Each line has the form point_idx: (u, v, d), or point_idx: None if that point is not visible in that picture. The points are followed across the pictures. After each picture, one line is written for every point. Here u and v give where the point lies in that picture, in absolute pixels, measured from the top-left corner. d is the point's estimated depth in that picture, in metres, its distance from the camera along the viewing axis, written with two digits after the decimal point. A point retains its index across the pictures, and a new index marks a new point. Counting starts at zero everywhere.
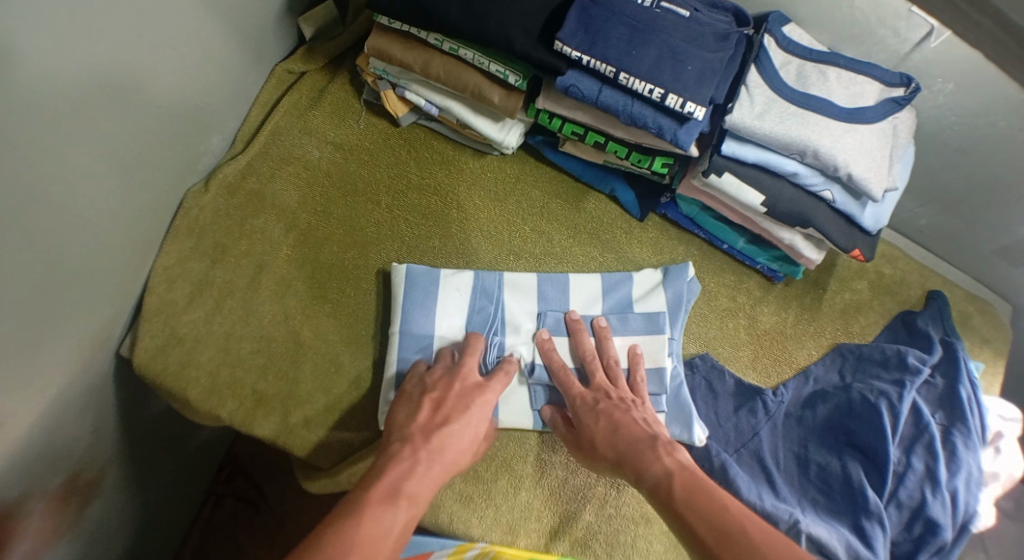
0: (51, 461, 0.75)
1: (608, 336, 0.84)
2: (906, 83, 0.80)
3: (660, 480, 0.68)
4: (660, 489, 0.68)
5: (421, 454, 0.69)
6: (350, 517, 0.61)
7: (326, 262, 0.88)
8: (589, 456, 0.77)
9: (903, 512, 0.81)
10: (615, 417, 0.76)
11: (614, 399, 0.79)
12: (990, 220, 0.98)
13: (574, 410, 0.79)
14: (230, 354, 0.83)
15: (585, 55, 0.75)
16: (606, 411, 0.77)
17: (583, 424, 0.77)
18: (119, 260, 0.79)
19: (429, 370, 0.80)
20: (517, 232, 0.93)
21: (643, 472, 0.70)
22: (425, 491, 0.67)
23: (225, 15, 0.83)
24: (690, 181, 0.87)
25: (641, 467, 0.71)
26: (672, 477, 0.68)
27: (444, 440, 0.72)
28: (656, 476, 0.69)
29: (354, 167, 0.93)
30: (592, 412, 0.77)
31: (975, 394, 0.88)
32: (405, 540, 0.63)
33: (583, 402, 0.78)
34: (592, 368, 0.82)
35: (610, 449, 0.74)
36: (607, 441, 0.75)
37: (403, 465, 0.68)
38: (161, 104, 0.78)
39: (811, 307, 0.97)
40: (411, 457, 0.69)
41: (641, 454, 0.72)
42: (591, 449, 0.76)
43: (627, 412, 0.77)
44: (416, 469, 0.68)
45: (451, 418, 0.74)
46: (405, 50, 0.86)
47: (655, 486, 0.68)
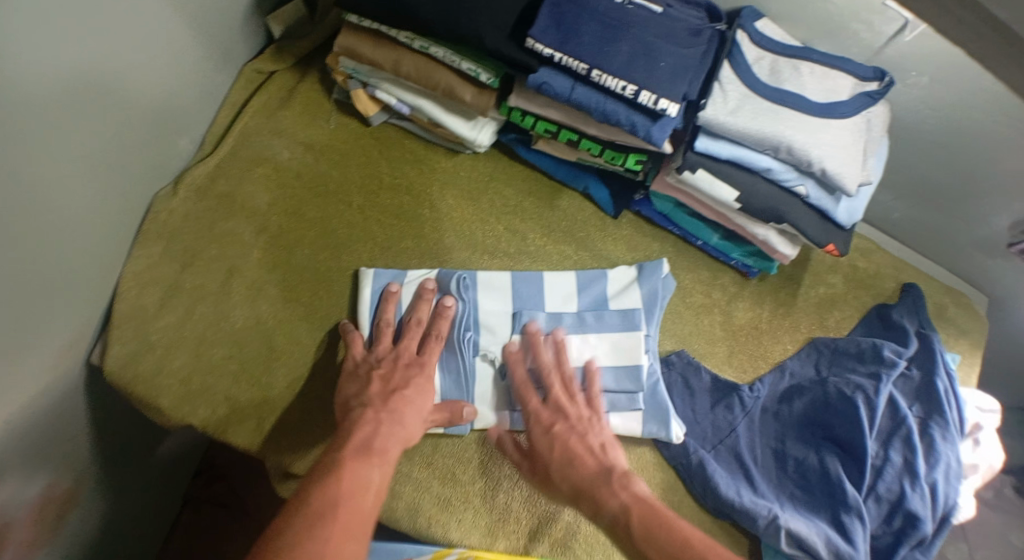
0: (23, 473, 0.74)
1: (565, 351, 0.82)
2: (880, 77, 0.81)
3: (618, 515, 0.72)
4: (618, 524, 0.71)
5: (382, 415, 0.75)
6: (328, 480, 0.67)
7: (299, 264, 0.88)
8: (543, 484, 0.78)
9: (882, 506, 0.81)
10: (570, 446, 0.78)
11: (571, 421, 0.80)
12: (966, 212, 0.98)
13: (533, 438, 0.79)
14: (202, 360, 0.82)
15: (558, 53, 0.75)
16: (560, 438, 0.78)
17: (540, 452, 0.78)
18: (87, 266, 0.78)
19: (372, 352, 0.81)
20: (492, 231, 0.92)
21: (600, 508, 0.73)
22: (394, 449, 0.73)
23: (191, 16, 0.82)
24: (664, 178, 0.87)
25: (596, 502, 0.74)
26: (631, 511, 0.71)
27: (399, 407, 0.76)
28: (614, 512, 0.72)
29: (325, 168, 0.92)
30: (546, 438, 0.79)
31: (952, 385, 0.88)
32: (383, 495, 0.70)
33: (539, 426, 0.79)
34: (551, 385, 0.81)
35: (566, 482, 0.77)
36: (563, 475, 0.77)
37: (372, 431, 0.74)
38: (128, 107, 0.77)
39: (786, 302, 0.96)
40: (380, 424, 0.74)
41: (598, 488, 0.74)
42: (546, 478, 0.78)
43: (582, 439, 0.78)
44: (386, 435, 0.74)
45: (402, 386, 0.78)
46: (376, 49, 0.85)
47: (612, 522, 0.72)
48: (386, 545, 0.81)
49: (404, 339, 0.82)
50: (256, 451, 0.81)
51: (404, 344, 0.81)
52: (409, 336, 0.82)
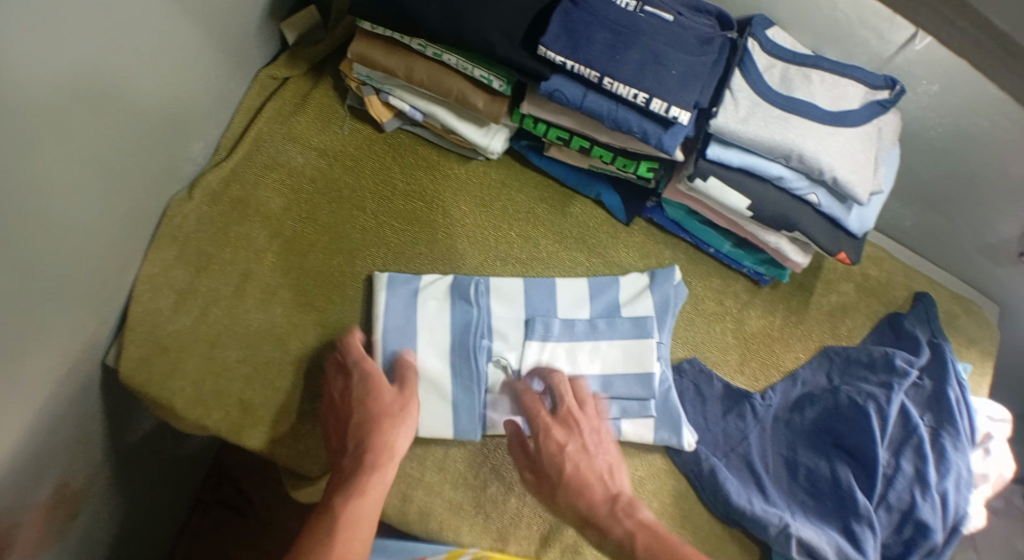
0: (36, 473, 0.74)
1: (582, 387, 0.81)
2: (890, 86, 0.81)
3: (624, 541, 0.68)
4: (624, 551, 0.68)
5: (350, 457, 0.74)
6: (308, 536, 0.68)
7: (312, 268, 0.88)
8: (548, 500, 0.75)
9: (893, 515, 0.80)
10: (575, 467, 0.74)
11: (583, 439, 0.76)
12: (976, 220, 0.98)
13: (540, 449, 0.76)
14: (215, 363, 0.82)
15: (569, 60, 0.75)
16: (573, 457, 0.75)
17: (547, 466, 0.75)
18: (101, 270, 0.78)
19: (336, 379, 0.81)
20: (503, 237, 0.93)
21: (604, 535, 0.70)
22: (374, 481, 0.72)
23: (205, 22, 0.83)
24: (675, 186, 0.87)
25: (598, 532, 0.70)
26: (634, 540, 0.68)
27: (362, 436, 0.75)
28: (617, 541, 0.69)
29: (338, 173, 0.93)
30: (559, 456, 0.75)
31: (963, 395, 0.88)
32: (370, 530, 0.70)
33: (551, 441, 0.76)
34: (564, 399, 0.79)
35: (572, 504, 0.73)
36: (568, 496, 0.73)
37: (354, 469, 0.72)
38: (142, 112, 0.77)
39: (797, 310, 0.96)
40: (361, 460, 0.73)
41: (604, 515, 0.71)
42: (550, 496, 0.75)
43: (591, 459, 0.75)
44: (368, 469, 0.72)
45: (358, 411, 0.76)
46: (388, 56, 0.85)
47: (619, 547, 0.69)
48: (401, 544, 0.81)
49: (367, 362, 0.79)
50: (268, 453, 0.81)
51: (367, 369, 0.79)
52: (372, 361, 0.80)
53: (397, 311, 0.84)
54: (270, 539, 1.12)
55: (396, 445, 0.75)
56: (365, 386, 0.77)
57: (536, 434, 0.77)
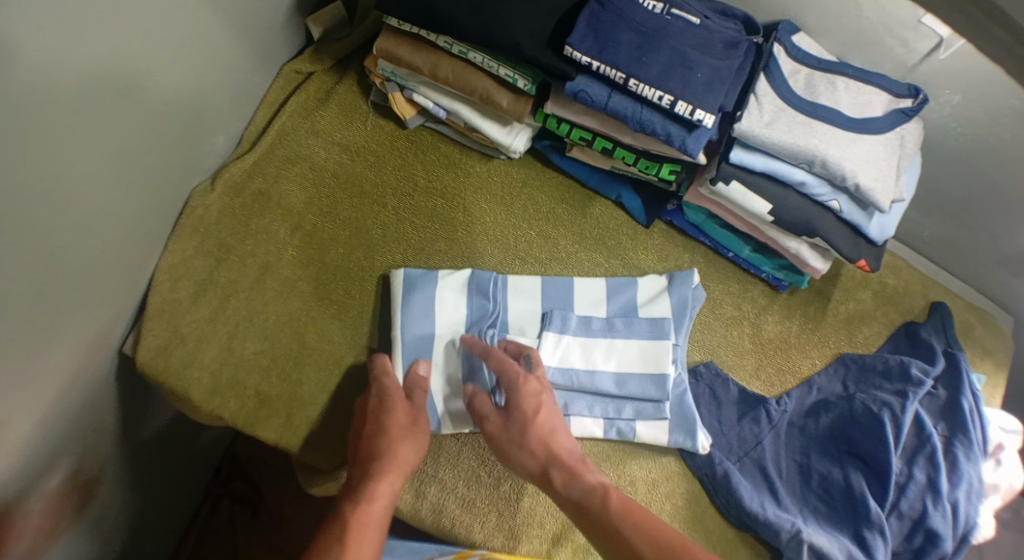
0: (52, 459, 0.75)
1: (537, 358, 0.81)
2: (914, 94, 0.80)
3: (593, 493, 0.71)
4: (592, 500, 0.71)
5: (362, 465, 0.75)
6: (322, 541, 0.69)
7: (332, 262, 0.88)
8: (514, 444, 0.76)
9: (904, 523, 0.81)
10: (544, 417, 0.77)
11: (551, 396, 0.79)
12: (995, 231, 0.98)
13: (517, 396, 0.77)
14: (233, 354, 0.82)
15: (595, 61, 0.75)
16: (546, 407, 0.77)
17: (521, 410, 0.76)
18: (122, 259, 0.79)
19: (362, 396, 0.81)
20: (523, 236, 0.93)
21: (572, 481, 0.73)
22: (385, 489, 0.72)
23: (232, 14, 0.83)
24: (697, 189, 0.87)
25: (566, 478, 0.73)
26: (605, 491, 0.71)
27: (375, 445, 0.75)
28: (586, 487, 0.72)
29: (359, 168, 0.93)
30: (533, 403, 0.77)
31: (977, 405, 0.88)
32: (381, 534, 0.70)
33: (525, 391, 0.77)
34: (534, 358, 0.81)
35: (539, 448, 0.75)
36: (538, 442, 0.75)
37: (363, 478, 0.73)
38: (167, 103, 0.78)
39: (815, 317, 0.96)
40: (371, 469, 0.74)
41: (573, 464, 0.74)
42: (517, 438, 0.76)
43: (557, 414, 0.78)
44: (374, 477, 0.73)
45: (374, 422, 0.77)
46: (414, 52, 0.85)
47: (588, 497, 0.71)
48: (407, 545, 0.82)
49: (389, 375, 0.79)
50: (283, 446, 0.81)
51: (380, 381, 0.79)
52: (388, 374, 0.79)
53: (416, 305, 0.84)
54: (279, 534, 1.14)
55: (404, 456, 0.75)
56: (381, 400, 0.78)
57: (513, 379, 0.78)
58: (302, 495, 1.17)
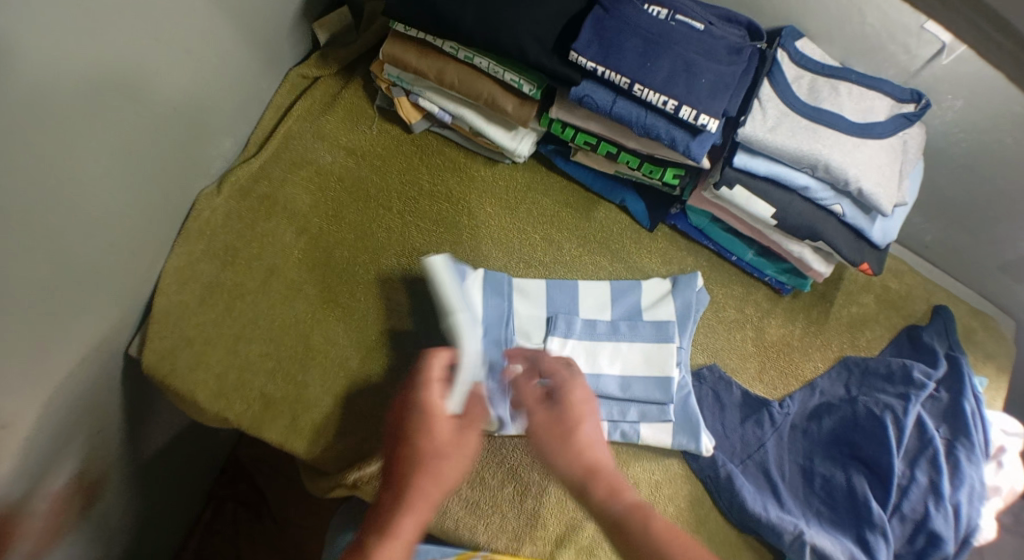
0: (58, 459, 0.76)
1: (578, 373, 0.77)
2: (917, 99, 0.81)
3: (632, 518, 0.65)
4: (630, 527, 0.64)
5: (391, 491, 0.67)
6: None
7: (337, 265, 0.89)
8: (559, 445, 0.70)
9: (906, 525, 0.81)
10: (591, 429, 0.72)
11: (590, 409, 0.73)
12: (998, 236, 0.98)
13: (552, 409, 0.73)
14: (239, 357, 0.82)
15: (600, 67, 0.76)
16: (582, 421, 0.72)
17: (570, 414, 0.72)
18: (129, 261, 0.80)
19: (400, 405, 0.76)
20: (527, 240, 0.93)
21: (612, 500, 0.67)
22: (410, 520, 0.64)
23: (239, 18, 0.84)
24: (701, 193, 0.88)
25: (610, 491, 0.67)
26: (645, 515, 0.65)
27: (407, 468, 0.68)
28: (629, 504, 0.66)
29: (364, 171, 0.94)
30: (569, 419, 0.72)
31: (979, 408, 0.88)
32: None
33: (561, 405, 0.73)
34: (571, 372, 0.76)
35: (587, 453, 0.70)
36: (584, 449, 0.70)
37: (389, 509, 0.65)
38: (174, 106, 0.78)
39: (818, 320, 0.97)
40: (398, 499, 0.66)
41: (617, 479, 0.69)
42: (564, 440, 0.71)
43: (596, 430, 0.72)
44: (400, 511, 0.65)
45: (409, 442, 0.70)
46: (420, 57, 0.86)
47: (627, 522, 0.65)
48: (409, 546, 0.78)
49: (429, 387, 0.73)
50: (288, 447, 0.81)
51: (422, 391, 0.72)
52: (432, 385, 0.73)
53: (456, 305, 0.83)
54: (283, 535, 1.15)
55: (445, 476, 0.67)
56: (418, 417, 0.71)
57: (566, 385, 0.75)
58: (306, 496, 1.17)
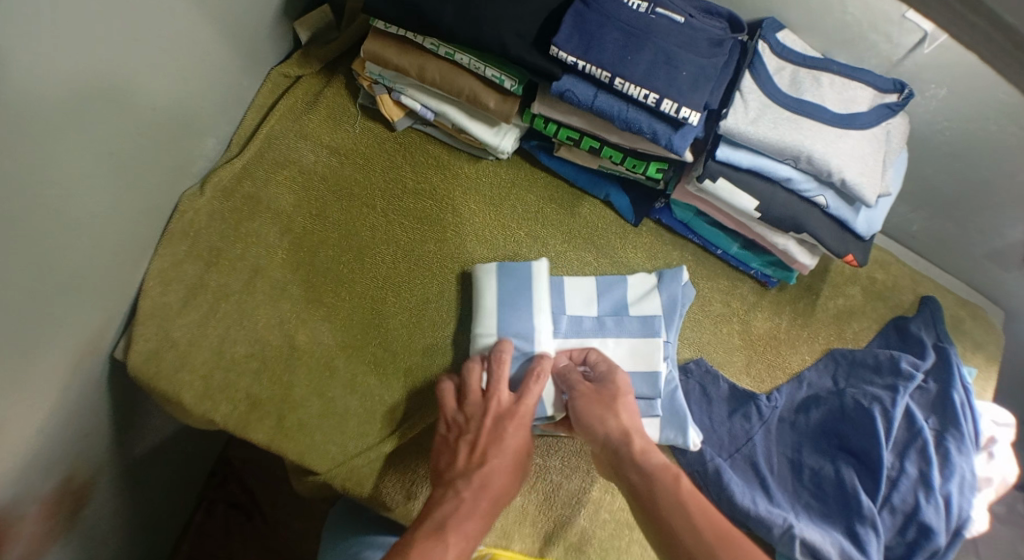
0: (45, 464, 0.75)
1: (618, 369, 0.80)
2: (899, 89, 0.81)
3: (652, 485, 0.69)
4: (649, 493, 0.68)
5: (464, 494, 0.70)
6: None
7: (322, 264, 0.88)
8: (600, 407, 0.76)
9: (897, 517, 0.81)
10: (631, 399, 0.78)
11: (620, 395, 0.77)
12: (984, 224, 0.98)
13: (585, 397, 0.77)
14: (224, 358, 0.82)
15: (580, 61, 0.76)
16: (613, 406, 0.76)
17: (614, 384, 0.78)
18: (113, 263, 0.79)
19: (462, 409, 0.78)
20: (512, 237, 0.93)
21: (638, 465, 0.71)
22: (472, 524, 0.68)
23: (220, 18, 0.84)
24: (684, 187, 0.88)
25: (641, 451, 0.72)
26: (670, 481, 0.68)
27: (484, 479, 0.72)
28: (663, 462, 0.71)
29: (348, 170, 0.94)
30: (603, 405, 0.76)
31: (968, 398, 0.88)
32: None
33: (590, 395, 0.77)
34: (602, 368, 0.80)
35: (627, 418, 0.75)
36: (624, 413, 0.75)
37: (456, 509, 0.69)
38: (157, 107, 0.78)
39: (804, 312, 0.97)
40: (467, 503, 0.69)
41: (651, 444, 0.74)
42: (607, 404, 0.76)
43: (624, 412, 0.75)
44: (468, 514, 0.68)
45: (489, 455, 0.73)
46: (401, 55, 0.86)
47: (649, 489, 0.69)
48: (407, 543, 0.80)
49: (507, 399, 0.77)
50: (274, 448, 0.80)
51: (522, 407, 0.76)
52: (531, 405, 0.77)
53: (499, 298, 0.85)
54: (276, 536, 1.15)
55: (503, 487, 0.72)
56: (495, 428, 0.75)
57: (612, 365, 0.81)
58: (297, 499, 1.17)
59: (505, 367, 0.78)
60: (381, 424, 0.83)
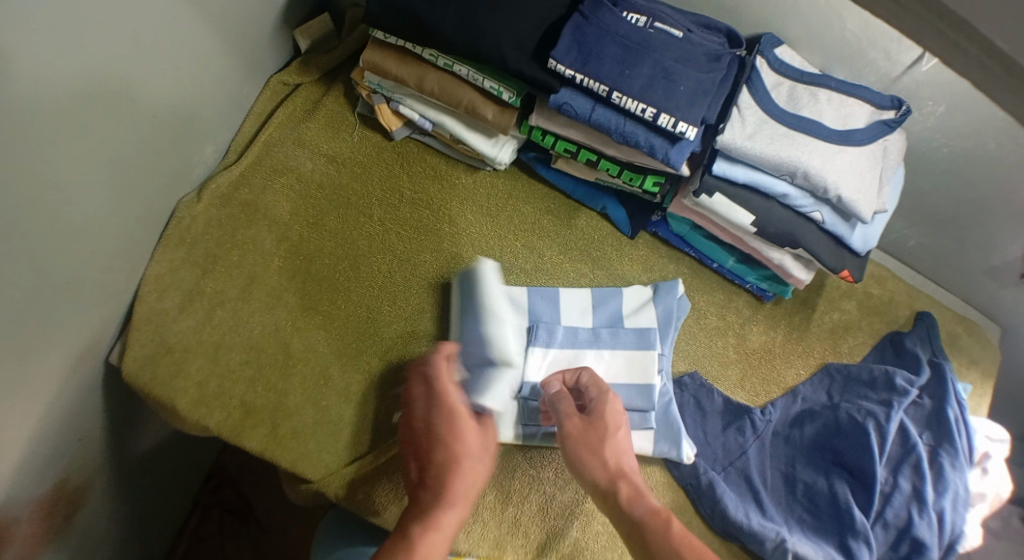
0: (40, 468, 0.75)
1: (609, 397, 0.77)
2: (897, 106, 0.81)
3: (643, 527, 0.70)
4: (641, 534, 0.69)
5: (428, 494, 0.71)
6: None
7: (318, 273, 0.89)
8: (588, 451, 0.75)
9: (889, 532, 0.81)
10: (621, 436, 0.76)
11: (609, 428, 0.76)
12: (980, 241, 0.98)
13: (575, 429, 0.76)
14: (219, 365, 0.82)
15: (579, 74, 0.76)
16: (603, 440, 0.75)
17: (603, 423, 0.76)
18: (111, 269, 0.79)
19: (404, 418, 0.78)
20: (509, 247, 0.93)
21: (635, 501, 0.72)
22: (447, 517, 0.69)
23: (220, 25, 0.84)
24: (681, 201, 0.88)
25: (632, 495, 0.72)
26: (666, 522, 0.70)
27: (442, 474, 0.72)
28: (650, 509, 0.71)
29: (347, 179, 0.94)
30: (592, 440, 0.75)
31: (963, 414, 0.88)
32: None
33: (579, 428, 0.76)
34: (592, 396, 0.78)
35: (614, 458, 0.74)
36: (611, 456, 0.75)
37: (422, 508, 0.70)
38: (157, 113, 0.78)
39: (800, 326, 0.97)
40: (432, 498, 0.70)
41: (640, 485, 0.74)
42: (595, 447, 0.75)
43: (613, 447, 0.75)
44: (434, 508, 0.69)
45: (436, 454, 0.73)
46: (400, 65, 0.86)
47: (638, 528, 0.70)
48: None
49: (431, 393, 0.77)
50: (268, 456, 0.80)
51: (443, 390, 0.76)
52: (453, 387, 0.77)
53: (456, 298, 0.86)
54: (270, 542, 1.14)
55: (470, 471, 0.72)
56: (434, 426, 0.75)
57: (601, 391, 0.78)
58: (290, 505, 1.17)
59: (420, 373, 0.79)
60: (375, 433, 0.83)
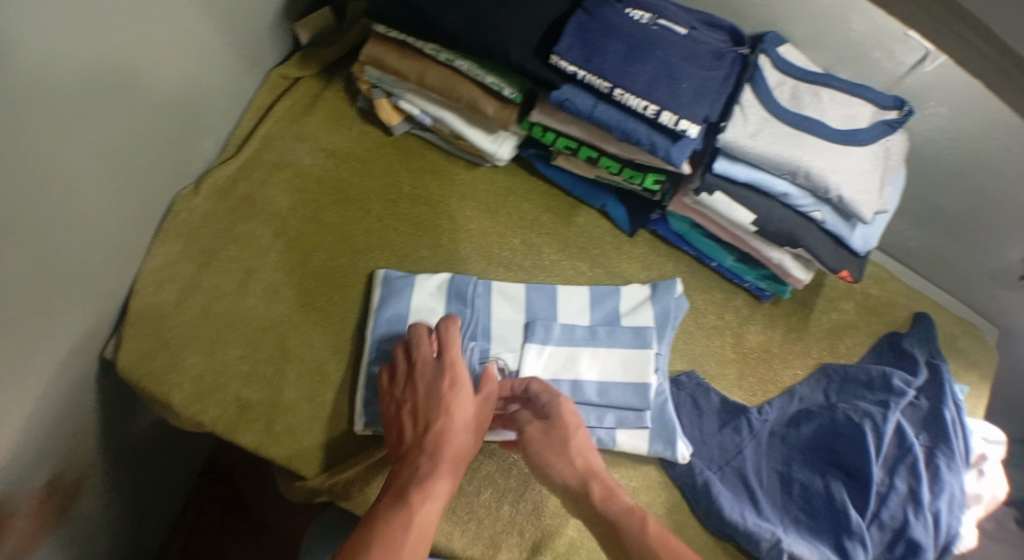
0: (35, 461, 0.75)
1: (561, 398, 0.77)
2: (899, 107, 0.81)
3: (614, 524, 0.68)
4: (614, 530, 0.68)
5: (421, 462, 0.69)
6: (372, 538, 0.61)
7: (316, 268, 0.88)
8: (553, 454, 0.75)
9: (885, 533, 0.80)
10: (583, 435, 0.76)
11: (569, 429, 0.76)
12: (981, 243, 0.98)
13: (533, 434, 0.76)
14: (215, 359, 0.82)
15: (581, 70, 0.76)
16: (563, 442, 0.75)
17: (562, 424, 0.76)
18: (108, 261, 0.79)
19: (393, 387, 0.77)
20: (507, 244, 0.93)
21: (609, 499, 0.71)
22: (440, 486, 0.67)
23: (221, 17, 0.83)
24: (681, 199, 0.87)
25: (604, 492, 0.71)
26: (640, 515, 0.68)
27: (435, 442, 0.70)
28: (624, 506, 0.69)
29: (346, 174, 0.94)
30: (551, 444, 0.75)
31: (959, 415, 0.88)
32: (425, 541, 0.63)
33: (537, 433, 0.76)
34: (542, 401, 0.78)
35: (580, 460, 0.74)
36: (577, 456, 0.75)
37: (414, 476, 0.68)
38: (156, 105, 0.78)
39: (798, 326, 0.97)
40: (426, 467, 0.68)
41: (612, 483, 0.73)
42: (559, 449, 0.75)
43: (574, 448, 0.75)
44: (428, 477, 0.67)
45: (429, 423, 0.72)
46: (402, 59, 0.86)
47: (611, 526, 0.68)
48: None
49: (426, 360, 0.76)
50: (263, 451, 0.80)
51: (455, 367, 0.75)
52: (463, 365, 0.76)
53: (387, 316, 0.84)
54: (266, 537, 1.15)
55: (460, 446, 0.71)
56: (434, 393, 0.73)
57: (553, 396, 0.78)
58: (287, 500, 1.17)
59: (425, 340, 0.77)
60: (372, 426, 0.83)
